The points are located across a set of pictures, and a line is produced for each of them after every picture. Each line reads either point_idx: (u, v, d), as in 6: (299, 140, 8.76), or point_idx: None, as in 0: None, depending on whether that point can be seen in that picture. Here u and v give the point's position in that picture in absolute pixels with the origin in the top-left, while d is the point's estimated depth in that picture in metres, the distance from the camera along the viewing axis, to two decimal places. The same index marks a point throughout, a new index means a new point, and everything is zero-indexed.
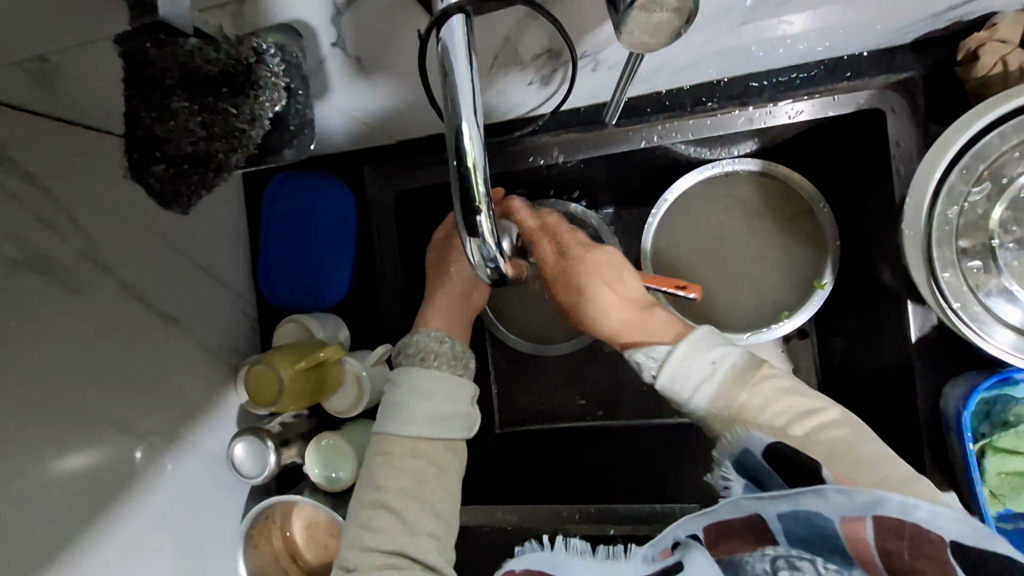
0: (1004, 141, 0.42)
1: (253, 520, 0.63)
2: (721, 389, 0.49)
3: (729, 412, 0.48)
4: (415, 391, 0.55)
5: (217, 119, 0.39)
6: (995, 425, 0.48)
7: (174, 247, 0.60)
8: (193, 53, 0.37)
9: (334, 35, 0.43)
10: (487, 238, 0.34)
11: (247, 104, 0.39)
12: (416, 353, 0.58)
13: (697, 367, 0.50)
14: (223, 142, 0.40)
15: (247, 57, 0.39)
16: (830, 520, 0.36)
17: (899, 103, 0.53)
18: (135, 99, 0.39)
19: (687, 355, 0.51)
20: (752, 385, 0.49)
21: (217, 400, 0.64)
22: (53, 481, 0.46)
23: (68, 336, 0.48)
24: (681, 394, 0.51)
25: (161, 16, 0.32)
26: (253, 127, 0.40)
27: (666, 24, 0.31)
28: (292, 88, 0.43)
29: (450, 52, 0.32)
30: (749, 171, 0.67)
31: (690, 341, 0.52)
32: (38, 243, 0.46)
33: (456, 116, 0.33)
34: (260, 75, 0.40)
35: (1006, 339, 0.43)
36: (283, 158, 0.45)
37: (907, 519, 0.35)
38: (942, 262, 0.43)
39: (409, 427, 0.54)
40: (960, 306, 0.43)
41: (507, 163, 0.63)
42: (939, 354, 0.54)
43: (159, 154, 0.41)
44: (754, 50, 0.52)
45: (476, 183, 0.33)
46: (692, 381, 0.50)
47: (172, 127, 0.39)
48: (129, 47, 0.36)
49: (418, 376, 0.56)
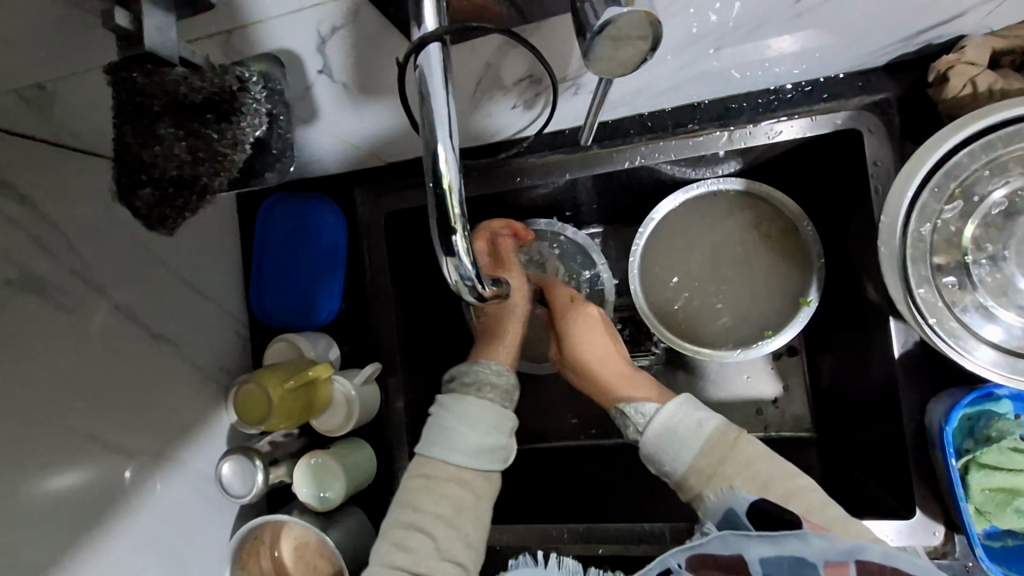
0: (974, 160, 0.43)
1: (242, 540, 0.62)
2: (701, 451, 0.52)
3: (708, 475, 0.51)
4: (462, 417, 0.56)
5: (200, 144, 0.41)
6: (978, 441, 0.49)
7: (168, 268, 0.61)
8: (179, 83, 0.38)
9: (320, 63, 0.45)
10: (464, 257, 0.35)
11: (229, 130, 0.42)
12: (472, 382, 0.60)
13: (684, 427, 0.54)
14: (206, 165, 0.42)
15: (231, 86, 0.40)
16: (815, 567, 0.39)
17: (875, 122, 0.55)
18: (123, 126, 0.40)
19: (676, 417, 0.55)
20: (733, 447, 0.52)
21: (207, 419, 0.65)
22: (41, 501, 0.46)
23: (60, 355, 0.49)
24: (668, 454, 0.53)
25: (148, 47, 0.35)
26: (235, 151, 0.42)
27: (632, 52, 0.33)
28: (275, 113, 0.44)
29: (427, 78, 0.34)
30: (734, 190, 0.69)
31: (679, 404, 0.56)
32: (32, 264, 0.47)
33: (433, 142, 0.34)
34: (243, 102, 0.41)
35: (988, 356, 0.43)
36: (265, 181, 0.46)
37: (887, 565, 0.39)
38: (917, 279, 0.44)
39: (455, 454, 0.55)
40: (936, 322, 0.43)
41: (494, 185, 0.64)
42: (923, 369, 0.54)
43: (146, 177, 0.43)
44: (732, 73, 0.54)
45: (452, 204, 0.34)
46: (676, 443, 0.53)
47: (158, 152, 0.41)
48: (116, 78, 0.37)
49: (470, 404, 0.57)
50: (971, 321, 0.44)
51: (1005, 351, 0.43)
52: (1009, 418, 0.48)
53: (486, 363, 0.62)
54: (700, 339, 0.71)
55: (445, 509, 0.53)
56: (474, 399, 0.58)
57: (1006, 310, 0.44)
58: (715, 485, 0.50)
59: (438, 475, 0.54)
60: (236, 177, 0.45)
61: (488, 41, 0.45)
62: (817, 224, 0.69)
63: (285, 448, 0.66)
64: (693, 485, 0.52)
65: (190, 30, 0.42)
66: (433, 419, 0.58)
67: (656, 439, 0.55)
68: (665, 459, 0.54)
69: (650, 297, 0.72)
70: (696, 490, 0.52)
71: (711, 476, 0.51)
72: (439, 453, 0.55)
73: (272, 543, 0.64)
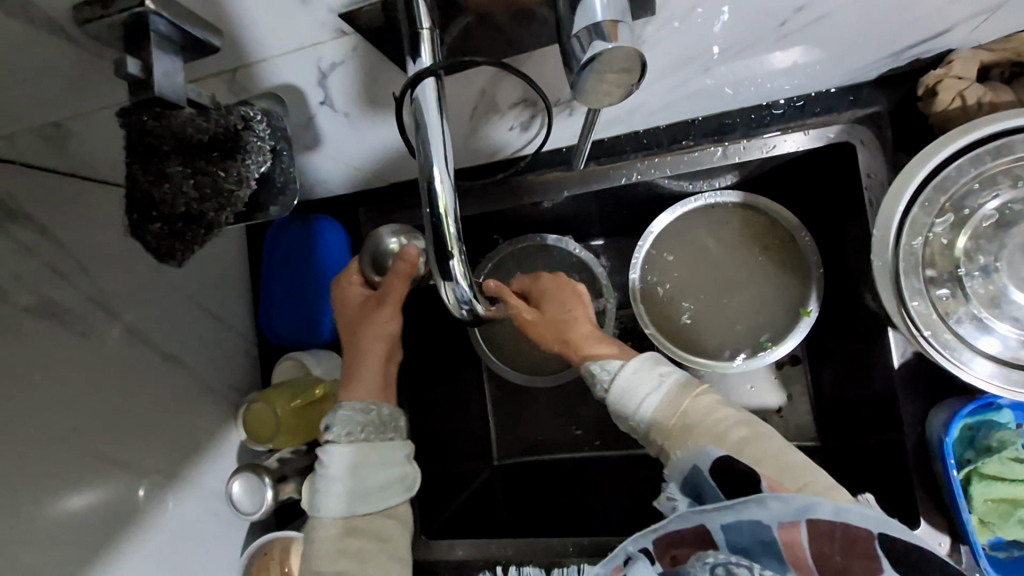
0: (963, 173, 0.43)
1: (252, 555, 0.65)
2: (665, 398, 0.54)
3: (673, 419, 0.53)
4: (352, 468, 0.55)
5: (207, 181, 0.42)
6: (979, 451, 0.49)
7: (178, 289, 0.63)
8: (186, 120, 0.39)
9: (321, 95, 0.47)
10: (460, 280, 0.37)
11: (234, 167, 0.42)
12: (340, 429, 0.56)
13: (644, 379, 0.56)
14: (213, 202, 0.42)
15: (236, 125, 0.42)
16: (771, 528, 0.40)
17: (867, 136, 0.56)
18: (133, 164, 0.41)
19: (637, 369, 0.57)
20: (692, 399, 0.54)
21: (218, 437, 0.66)
22: (58, 520, 0.48)
23: (75, 377, 0.51)
24: (629, 405, 0.56)
25: (157, 92, 0.37)
26: (241, 187, 0.43)
27: (619, 82, 0.34)
28: (278, 149, 0.45)
29: (422, 111, 0.35)
30: (732, 203, 0.70)
31: (639, 358, 0.58)
32: (49, 291, 0.49)
33: (430, 170, 0.36)
34: (247, 141, 0.43)
35: (987, 369, 0.43)
36: (269, 214, 0.46)
37: (838, 521, 0.39)
38: (911, 291, 0.44)
39: (341, 507, 0.54)
40: (931, 335, 0.43)
41: (495, 202, 0.65)
42: (920, 380, 0.55)
43: (156, 215, 0.42)
44: (726, 90, 0.55)
45: (448, 231, 0.36)
46: (640, 393, 0.55)
47: (167, 190, 0.41)
48: (128, 121, 0.39)
49: (339, 457, 0.55)
50: (968, 331, 0.44)
51: (1002, 361, 0.44)
52: (1010, 428, 0.48)
53: (351, 401, 0.59)
54: (703, 351, 0.71)
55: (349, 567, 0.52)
56: (348, 449, 0.55)
57: (999, 319, 0.45)
58: (677, 441, 0.51)
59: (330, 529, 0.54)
60: (242, 210, 0.45)
61: (480, 71, 0.46)
62: (815, 234, 0.70)
63: (293, 465, 0.67)
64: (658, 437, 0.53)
65: (196, 70, 0.43)
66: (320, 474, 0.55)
67: (618, 391, 0.57)
68: (630, 413, 0.56)
69: (651, 309, 0.73)
70: (662, 443, 0.53)
71: (671, 431, 0.53)
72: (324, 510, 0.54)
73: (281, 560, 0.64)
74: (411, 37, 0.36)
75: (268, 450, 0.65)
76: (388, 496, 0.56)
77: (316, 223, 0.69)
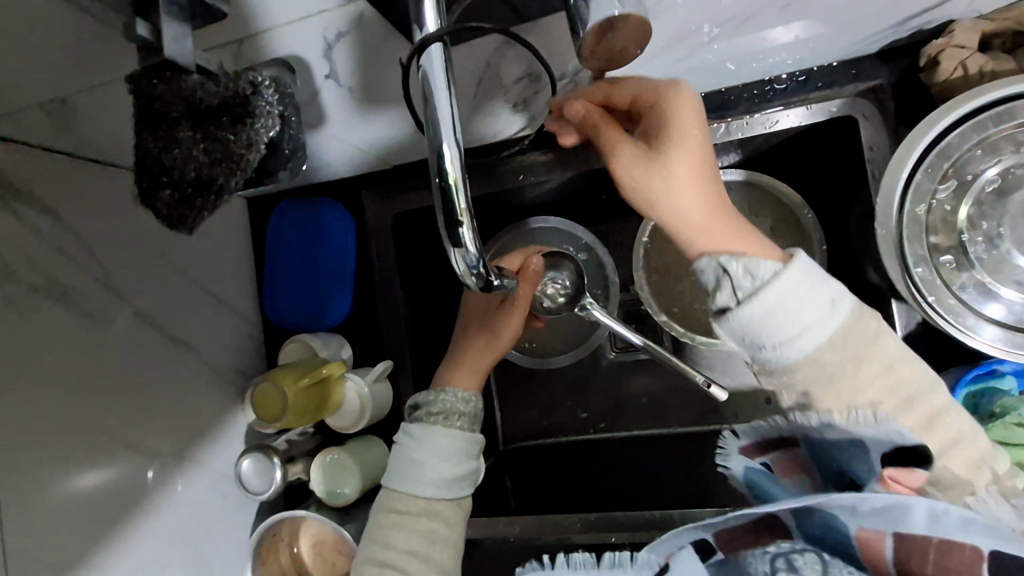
0: (965, 141, 0.44)
1: (262, 536, 0.64)
2: (828, 339, 0.41)
3: (830, 373, 0.41)
4: (442, 448, 0.56)
5: (219, 146, 0.46)
6: (982, 418, 0.49)
7: (183, 272, 0.63)
8: (197, 87, 0.44)
9: (327, 68, 0.51)
10: (470, 247, 0.37)
11: (244, 131, 0.46)
12: (438, 411, 0.59)
13: (809, 308, 0.41)
14: (224, 166, 0.47)
15: (244, 90, 0.45)
16: (848, 525, 0.35)
17: (870, 108, 0.55)
18: (145, 133, 0.45)
19: (799, 288, 0.41)
20: (867, 343, 0.42)
21: (225, 419, 0.66)
22: (66, 498, 0.48)
23: (83, 357, 0.51)
24: (775, 343, 0.41)
25: (167, 55, 0.40)
26: (251, 151, 0.47)
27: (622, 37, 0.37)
28: (285, 116, 0.49)
29: (430, 78, 0.35)
30: (734, 182, 0.69)
31: (801, 268, 0.42)
32: (56, 272, 0.49)
33: (440, 144, 0.36)
34: (256, 106, 0.46)
35: (992, 334, 0.44)
36: (279, 178, 0.52)
37: (934, 531, 0.33)
38: (914, 258, 0.44)
39: (425, 488, 0.55)
40: (934, 299, 0.44)
41: (496, 182, 0.65)
42: (922, 352, 0.55)
43: (166, 180, 0.47)
44: (730, 66, 0.55)
45: (457, 199, 0.36)
46: (793, 330, 0.41)
47: (177, 155, 0.46)
48: (140, 86, 0.44)
49: (432, 434, 0.57)
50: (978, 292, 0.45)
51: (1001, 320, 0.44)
52: (1013, 396, 0.48)
53: (453, 390, 0.61)
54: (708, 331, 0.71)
55: (418, 544, 0.54)
56: (441, 430, 0.57)
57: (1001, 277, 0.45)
58: (841, 392, 0.42)
59: (403, 498, 0.55)
60: (253, 176, 0.50)
61: (489, 39, 0.52)
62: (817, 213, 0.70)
63: (300, 446, 0.68)
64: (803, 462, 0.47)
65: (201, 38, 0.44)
66: (403, 447, 0.58)
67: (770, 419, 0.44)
68: (767, 342, 0.42)
69: (655, 290, 0.73)
70: (800, 388, 0.42)
71: (833, 378, 0.41)
72: (405, 479, 0.56)
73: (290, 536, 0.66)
74: (416, 5, 0.36)
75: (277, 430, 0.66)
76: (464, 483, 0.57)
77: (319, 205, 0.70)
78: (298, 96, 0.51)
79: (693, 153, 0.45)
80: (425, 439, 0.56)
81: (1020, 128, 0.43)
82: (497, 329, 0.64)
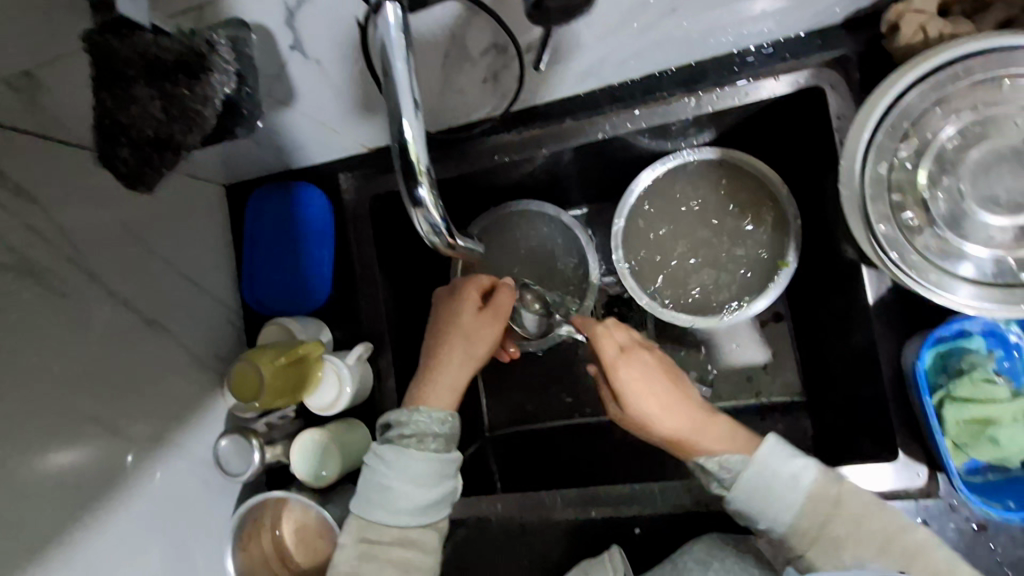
0: (923, 99, 0.44)
1: (242, 519, 0.64)
2: (805, 513, 0.51)
3: (810, 536, 0.51)
4: (412, 478, 0.56)
5: (173, 101, 0.46)
6: (951, 375, 0.50)
7: (159, 256, 0.63)
8: (151, 44, 0.43)
9: (291, 38, 0.49)
10: (431, 208, 0.38)
11: (199, 86, 0.46)
12: (410, 433, 0.59)
13: (781, 476, 0.53)
14: (180, 122, 0.46)
15: (200, 47, 0.45)
16: None
17: (836, 79, 0.57)
18: (100, 90, 0.44)
19: (765, 470, 0.53)
20: (840, 488, 0.52)
21: (204, 404, 0.66)
22: (42, 476, 0.48)
23: (56, 336, 0.51)
24: (765, 516, 0.53)
25: (121, 13, 0.41)
26: (206, 107, 0.47)
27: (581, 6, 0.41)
28: (243, 77, 0.49)
29: (387, 42, 0.36)
30: (709, 159, 0.70)
31: (765, 452, 0.54)
32: (29, 251, 0.49)
33: (400, 114, 0.37)
34: (213, 62, 0.46)
35: (967, 293, 0.44)
36: (235, 134, 0.53)
37: None
38: (877, 215, 0.45)
39: (396, 516, 0.55)
40: (896, 255, 0.45)
41: (470, 163, 0.66)
42: (895, 315, 0.55)
43: (125, 139, 0.47)
44: (697, 38, 0.55)
45: (416, 160, 0.37)
46: (775, 497, 0.52)
47: (133, 112, 0.45)
48: (95, 44, 0.41)
49: (403, 466, 0.56)
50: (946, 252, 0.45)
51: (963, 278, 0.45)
52: (979, 353, 0.50)
53: (428, 410, 0.60)
54: (685, 308, 0.72)
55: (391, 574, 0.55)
56: (410, 461, 0.56)
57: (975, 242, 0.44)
58: (828, 549, 0.51)
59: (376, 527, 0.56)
60: (209, 132, 0.50)
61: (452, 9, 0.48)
62: (791, 188, 0.70)
63: (281, 429, 0.68)
64: (794, 545, 0.52)
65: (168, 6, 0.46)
66: (373, 474, 0.57)
67: (750, 496, 0.53)
68: (761, 522, 0.53)
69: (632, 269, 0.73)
70: (804, 550, 0.52)
71: (825, 519, 0.51)
72: (377, 510, 0.56)
73: (273, 521, 0.66)
74: None
75: (258, 412, 0.66)
76: (437, 510, 0.57)
77: (296, 189, 0.70)
78: (259, 62, 0.50)
79: (658, 386, 0.59)
80: (397, 465, 0.56)
81: (979, 84, 0.44)
82: (473, 342, 0.65)
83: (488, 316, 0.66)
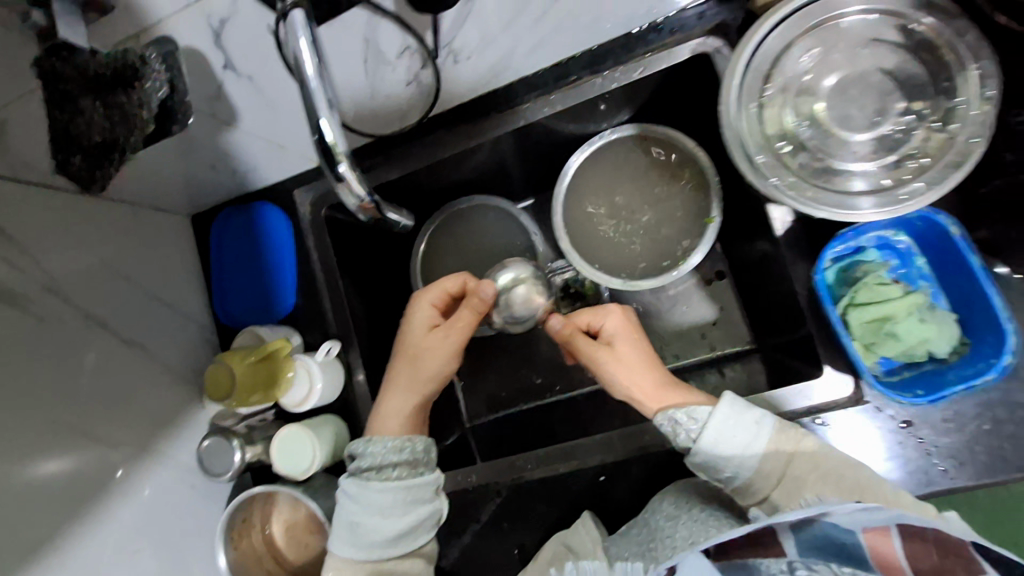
0: (779, 44, 0.60)
1: (233, 520, 0.67)
2: (767, 448, 0.58)
3: (779, 479, 0.58)
4: (386, 507, 0.61)
5: (117, 110, 0.57)
6: (851, 285, 0.68)
7: (132, 282, 0.68)
8: (88, 62, 0.57)
9: (223, 58, 0.62)
10: (352, 182, 0.46)
11: (134, 93, 0.57)
12: (370, 466, 0.64)
13: (739, 425, 0.59)
14: (124, 127, 0.57)
15: (131, 61, 0.57)
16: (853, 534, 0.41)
17: (720, 43, 0.64)
18: (52, 110, 0.57)
19: (729, 417, 0.59)
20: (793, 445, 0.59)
21: (185, 414, 0.70)
22: (32, 486, 0.51)
23: (38, 358, 0.55)
24: (727, 459, 0.59)
25: (62, 35, 0.57)
26: (144, 111, 0.56)
27: None
28: (174, 83, 0.58)
29: (300, 51, 0.42)
30: (629, 135, 0.76)
31: (727, 403, 0.60)
32: (6, 280, 0.54)
33: (319, 110, 0.43)
34: (143, 71, 0.57)
35: (860, 186, 0.60)
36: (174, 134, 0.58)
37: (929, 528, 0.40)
38: (756, 151, 0.61)
39: (371, 548, 0.60)
40: (777, 181, 0.60)
41: (411, 163, 0.72)
42: (801, 239, 0.67)
43: (78, 149, 0.58)
44: (594, 22, 0.62)
45: (334, 144, 0.44)
46: (738, 441, 0.59)
47: (81, 124, 0.57)
48: (42, 65, 0.56)
49: (374, 498, 0.60)
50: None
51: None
52: (872, 265, 0.69)
53: (381, 440, 0.65)
54: (626, 276, 0.78)
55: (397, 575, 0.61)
56: (382, 493, 0.61)
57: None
58: (792, 492, 0.57)
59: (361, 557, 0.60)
60: (151, 133, 0.58)
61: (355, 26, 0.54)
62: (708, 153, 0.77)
63: (263, 432, 0.72)
64: (761, 489, 0.58)
65: None
66: (345, 510, 0.61)
67: (713, 448, 0.59)
68: (726, 468, 0.59)
69: (574, 244, 0.79)
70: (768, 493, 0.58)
71: (780, 479, 0.58)
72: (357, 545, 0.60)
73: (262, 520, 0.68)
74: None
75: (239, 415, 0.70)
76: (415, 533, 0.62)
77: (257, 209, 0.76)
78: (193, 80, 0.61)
79: (629, 345, 0.68)
80: (360, 500, 0.61)
81: (815, 27, 0.59)
82: (423, 364, 0.69)
83: (443, 337, 0.69)
